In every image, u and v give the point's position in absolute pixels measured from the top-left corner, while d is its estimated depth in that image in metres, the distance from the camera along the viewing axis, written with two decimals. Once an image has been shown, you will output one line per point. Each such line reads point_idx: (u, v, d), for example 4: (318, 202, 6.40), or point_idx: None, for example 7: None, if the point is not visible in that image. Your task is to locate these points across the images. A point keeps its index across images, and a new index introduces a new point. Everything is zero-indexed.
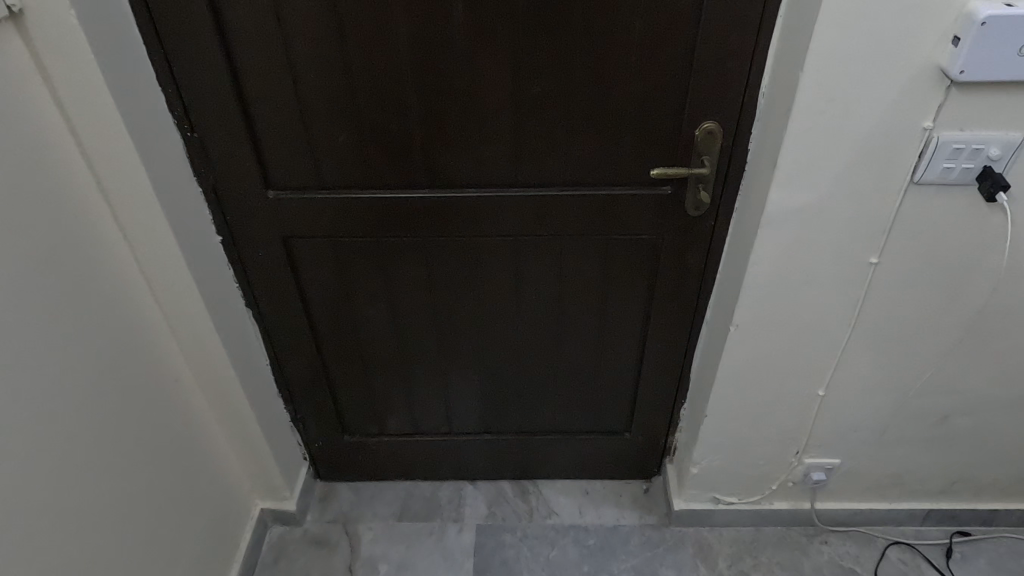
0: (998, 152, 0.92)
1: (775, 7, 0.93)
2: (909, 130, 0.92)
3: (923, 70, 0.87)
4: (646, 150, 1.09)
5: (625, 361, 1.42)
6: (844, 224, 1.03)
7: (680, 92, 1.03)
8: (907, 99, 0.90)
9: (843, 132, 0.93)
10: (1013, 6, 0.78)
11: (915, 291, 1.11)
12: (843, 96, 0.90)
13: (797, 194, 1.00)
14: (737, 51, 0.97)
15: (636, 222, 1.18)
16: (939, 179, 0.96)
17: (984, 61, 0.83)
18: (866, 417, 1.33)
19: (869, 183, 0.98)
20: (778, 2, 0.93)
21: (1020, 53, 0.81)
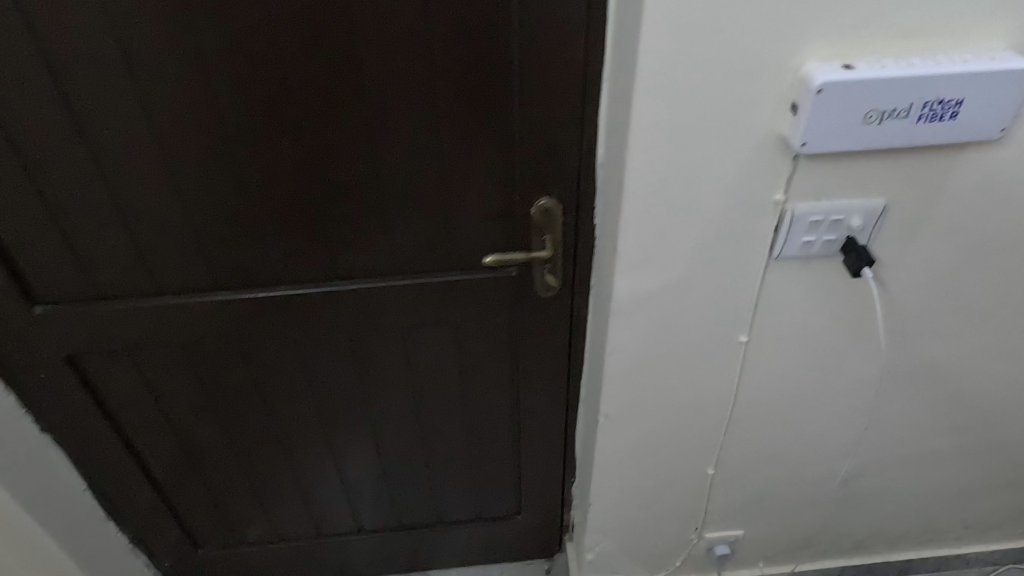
0: (858, 223, 0.82)
1: (598, 70, 0.80)
2: (759, 205, 0.80)
3: (765, 140, 0.75)
4: (479, 232, 0.94)
5: (503, 446, 1.27)
6: (705, 307, 0.91)
7: (508, 167, 0.88)
8: (752, 173, 0.77)
9: (687, 212, 0.80)
10: (851, 70, 0.67)
11: (794, 363, 1.00)
12: (679, 172, 0.77)
13: (646, 280, 0.86)
14: (562, 119, 0.84)
15: (484, 308, 1.03)
16: (799, 254, 0.85)
17: (827, 132, 0.70)
18: (763, 487, 1.22)
19: (726, 262, 0.86)
20: (600, 65, 0.80)
21: (867, 120, 0.69)
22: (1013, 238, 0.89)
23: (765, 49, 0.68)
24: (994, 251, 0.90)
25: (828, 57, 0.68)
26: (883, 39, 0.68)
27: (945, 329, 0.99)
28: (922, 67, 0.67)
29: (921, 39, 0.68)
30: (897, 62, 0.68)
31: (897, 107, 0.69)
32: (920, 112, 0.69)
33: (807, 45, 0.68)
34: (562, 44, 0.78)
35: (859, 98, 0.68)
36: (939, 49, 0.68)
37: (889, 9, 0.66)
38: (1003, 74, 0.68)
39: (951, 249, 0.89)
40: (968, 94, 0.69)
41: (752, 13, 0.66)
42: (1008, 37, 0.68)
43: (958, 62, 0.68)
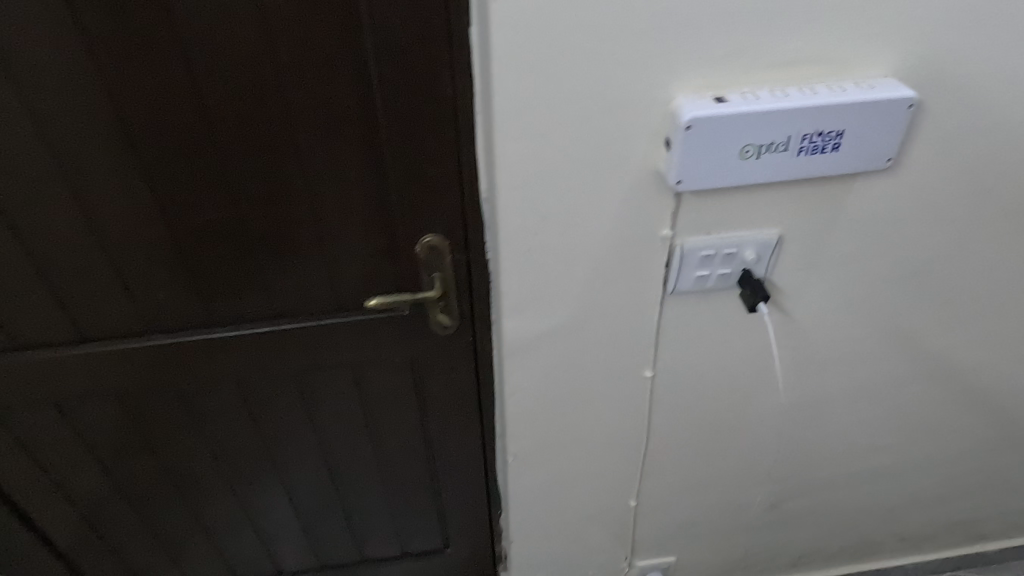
0: (752, 257, 0.77)
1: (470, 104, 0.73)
2: (647, 240, 0.76)
3: (643, 175, 0.70)
4: (362, 272, 0.88)
5: (420, 481, 1.21)
6: (604, 343, 0.86)
7: (385, 204, 0.82)
8: (634, 207, 0.73)
9: (570, 250, 0.75)
10: (721, 103, 0.63)
11: (705, 393, 0.96)
12: (555, 212, 0.72)
13: (536, 320, 0.81)
14: (435, 154, 0.77)
15: (378, 347, 0.96)
16: (694, 288, 0.80)
17: (704, 169, 0.65)
18: (690, 515, 1.18)
19: (619, 299, 0.81)
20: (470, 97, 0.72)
21: (743, 154, 0.65)
22: (915, 262, 0.86)
23: (632, 83, 0.63)
24: (898, 275, 0.87)
25: (699, 89, 0.64)
26: (755, 68, 0.63)
27: (856, 353, 0.96)
28: (798, 98, 0.63)
29: (795, 67, 0.64)
30: (771, 92, 0.64)
31: (775, 141, 0.64)
32: (800, 145, 0.65)
33: (675, 77, 0.63)
34: (425, 76, 0.71)
35: (733, 133, 0.63)
36: (815, 76, 0.65)
37: (759, 37, 0.61)
38: (884, 103, 0.64)
39: (853, 275, 0.85)
40: (849, 125, 0.65)
41: (612, 45, 0.60)
42: (882, 62, 0.65)
43: (836, 91, 0.64)
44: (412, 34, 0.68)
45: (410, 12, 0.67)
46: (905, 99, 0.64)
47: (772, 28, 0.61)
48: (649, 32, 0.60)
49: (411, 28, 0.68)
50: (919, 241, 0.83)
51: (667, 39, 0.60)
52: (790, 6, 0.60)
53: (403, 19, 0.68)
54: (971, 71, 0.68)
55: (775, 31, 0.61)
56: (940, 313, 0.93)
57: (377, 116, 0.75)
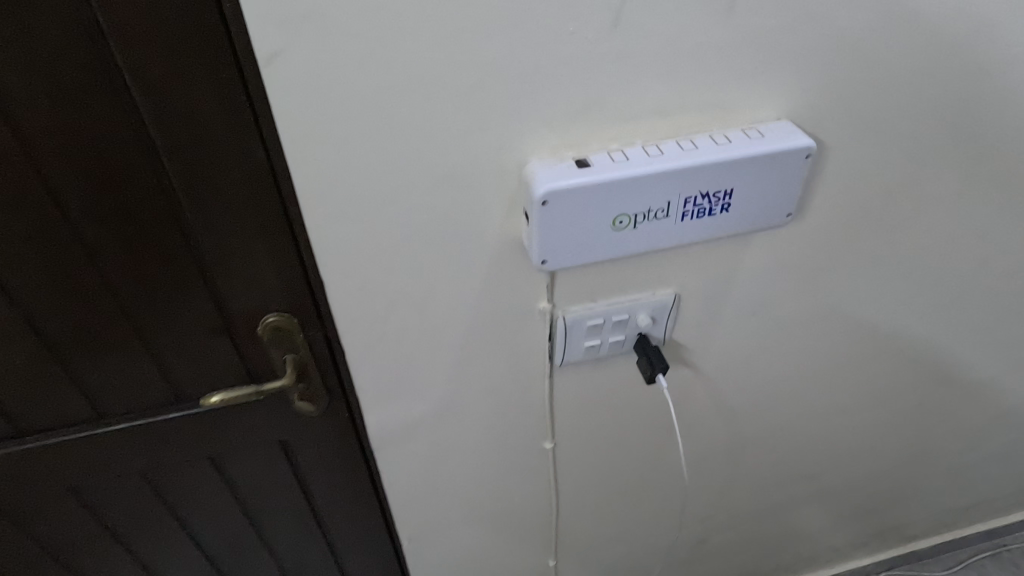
0: (646, 321, 0.67)
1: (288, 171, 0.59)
2: (521, 315, 0.64)
3: (504, 248, 0.58)
4: (197, 358, 0.73)
5: (316, 565, 1.07)
6: (490, 421, 0.75)
7: (208, 286, 0.67)
8: (501, 283, 0.61)
9: (430, 334, 0.64)
10: (583, 170, 0.51)
11: (614, 455, 0.86)
12: (404, 295, 0.60)
13: (405, 408, 0.70)
14: (258, 230, 0.63)
15: (234, 435, 0.83)
16: (585, 358, 0.69)
17: (571, 246, 0.54)
18: (613, 564, 1.09)
19: (499, 375, 0.70)
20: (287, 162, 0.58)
21: (616, 226, 0.54)
22: (828, 302, 0.77)
23: (467, 147, 0.51)
24: (811, 316, 0.78)
25: (553, 150, 0.53)
26: (618, 121, 0.53)
27: (774, 394, 0.87)
28: (675, 157, 0.52)
29: (667, 116, 0.53)
30: (643, 151, 0.53)
31: (653, 208, 0.53)
32: (683, 210, 0.54)
33: (520, 138, 0.51)
34: (228, 147, 0.56)
35: (601, 204, 0.52)
36: (693, 126, 0.55)
37: (616, 86, 0.50)
38: (777, 155, 0.53)
39: (764, 323, 0.76)
40: (739, 183, 0.54)
41: (435, 106, 0.49)
42: (772, 103, 0.55)
43: (720, 145, 0.53)
44: (200, 98, 0.53)
45: (192, 72, 0.52)
46: (801, 149, 0.54)
47: (631, 74, 0.50)
48: (476, 88, 0.48)
49: (197, 91, 0.53)
50: (832, 280, 0.75)
51: (500, 95, 0.49)
52: (649, 48, 0.49)
53: (185, 82, 0.52)
54: (871, 102, 0.58)
55: (635, 78, 0.50)
56: (859, 346, 0.85)
57: (177, 195, 0.60)
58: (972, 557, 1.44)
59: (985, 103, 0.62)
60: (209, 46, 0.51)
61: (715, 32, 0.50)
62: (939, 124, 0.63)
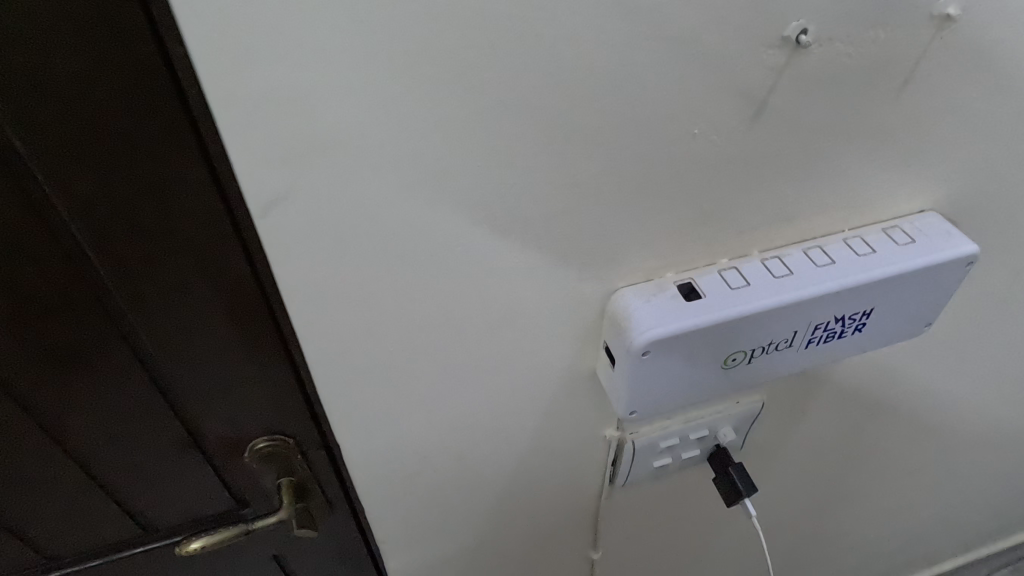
0: (729, 437, 0.55)
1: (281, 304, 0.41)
2: (581, 444, 0.52)
3: (570, 383, 0.45)
4: (165, 486, 0.59)
5: None
6: (532, 546, 0.62)
7: (174, 419, 0.52)
8: (561, 418, 0.48)
9: (473, 478, 0.50)
10: (692, 305, 0.38)
11: (668, 559, 0.74)
12: (442, 446, 0.46)
13: (433, 548, 0.57)
14: (250, 375, 0.48)
15: (218, 559, 0.69)
16: (650, 476, 0.57)
17: (668, 392, 0.41)
18: None
19: (549, 505, 0.57)
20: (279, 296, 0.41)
21: (727, 364, 0.41)
22: (934, 401, 0.65)
23: (537, 280, 0.38)
24: (914, 411, 0.65)
25: (649, 273, 0.39)
26: (733, 232, 0.40)
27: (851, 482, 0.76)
28: (809, 278, 0.39)
29: (791, 221, 0.40)
30: (765, 270, 0.40)
31: (776, 341, 0.41)
32: (809, 338, 0.42)
33: (608, 264, 0.38)
34: (209, 293, 0.40)
35: (713, 344, 0.39)
36: (822, 227, 0.42)
37: (737, 193, 0.37)
38: (932, 267, 0.41)
39: (855, 421, 0.64)
40: (881, 301, 0.42)
41: (500, 237, 0.35)
42: (920, 195, 0.42)
43: (862, 256, 0.41)
44: (170, 240, 0.37)
45: (157, 212, 0.35)
46: (962, 258, 0.41)
47: (758, 177, 0.37)
48: (557, 211, 0.35)
49: (167, 231, 0.36)
50: (951, 377, 0.62)
51: (587, 217, 0.36)
52: (788, 145, 0.36)
53: (146, 221, 0.36)
54: None
55: (763, 182, 0.37)
56: (955, 434, 0.73)
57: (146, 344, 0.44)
58: None
59: None
60: (177, 174, 0.33)
61: (873, 121, 0.37)
62: None
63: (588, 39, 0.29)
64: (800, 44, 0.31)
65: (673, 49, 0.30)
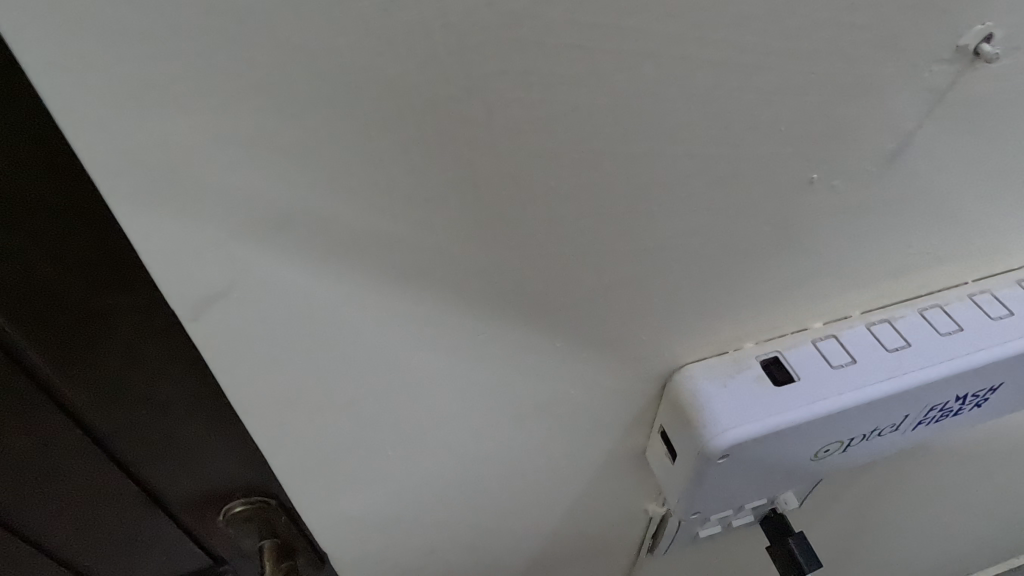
0: (792, 504, 0.46)
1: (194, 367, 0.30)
2: (617, 522, 0.43)
3: (611, 468, 0.36)
4: (120, 544, 0.50)
5: None
6: None
7: (119, 477, 0.43)
8: (595, 502, 0.39)
9: (486, 563, 0.42)
10: (784, 390, 0.29)
11: None
12: (451, 538, 0.37)
13: None
14: (182, 459, 0.37)
15: None
16: (693, 544, 0.49)
17: (739, 489, 0.32)
18: None
19: None
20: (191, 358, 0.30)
21: (816, 456, 0.32)
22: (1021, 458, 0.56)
23: (580, 361, 0.29)
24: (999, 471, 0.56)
25: (724, 346, 0.30)
26: (835, 292, 0.30)
27: (924, 548, 0.65)
28: (932, 351, 0.30)
29: (908, 275, 0.31)
30: (872, 339, 0.31)
31: (882, 428, 0.32)
32: (919, 421, 0.33)
33: (673, 338, 0.29)
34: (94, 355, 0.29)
35: (806, 438, 0.30)
36: (941, 280, 0.32)
37: (851, 249, 0.28)
38: None
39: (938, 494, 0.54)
40: (1014, 376, 0.33)
41: (535, 314, 0.26)
42: None
43: (994, 320, 0.31)
44: (21, 291, 0.26)
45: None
46: None
47: (880, 228, 0.28)
48: (614, 282, 0.25)
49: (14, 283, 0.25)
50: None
51: (653, 286, 0.26)
52: (926, 188, 0.26)
53: None
54: None
55: (885, 234, 0.28)
56: None
57: (74, 424, 0.34)
58: None
59: None
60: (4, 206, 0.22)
61: None
62: None
63: (687, 55, 0.19)
64: (979, 56, 0.22)
65: (806, 69, 0.20)
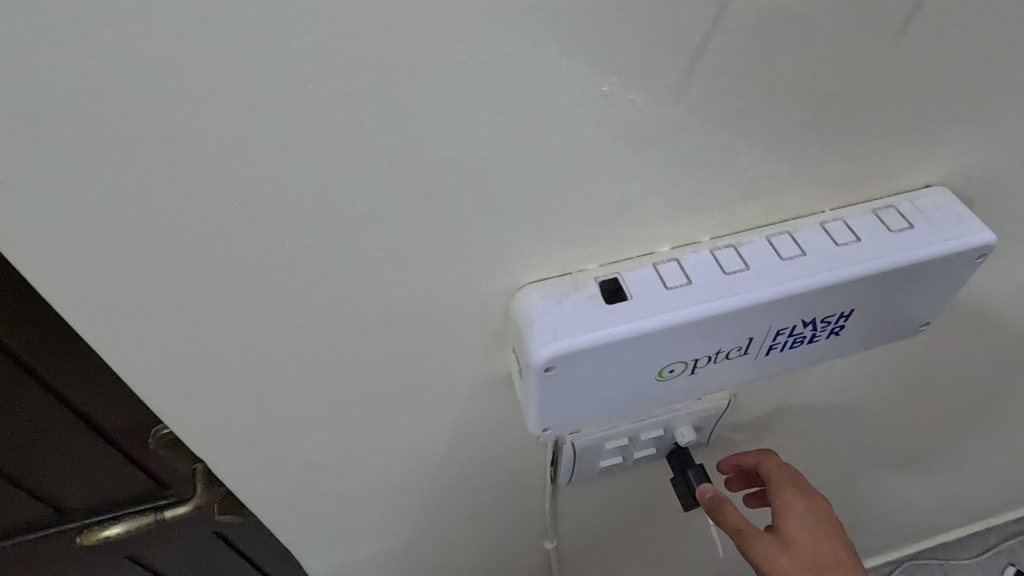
0: (688, 438, 0.48)
1: None
2: (512, 447, 0.45)
3: (485, 390, 0.38)
4: (53, 469, 0.53)
5: None
6: (472, 540, 0.56)
7: (23, 396, 0.45)
8: (480, 426, 0.41)
9: (383, 485, 0.44)
10: (614, 309, 0.30)
11: (633, 545, 0.68)
12: (335, 458, 0.39)
13: (354, 549, 0.51)
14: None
15: (143, 541, 0.63)
16: (599, 474, 0.51)
17: (590, 408, 0.34)
18: None
19: (486, 505, 0.51)
20: None
21: (663, 375, 0.33)
22: (923, 381, 0.58)
23: (417, 278, 0.30)
24: (901, 390, 0.59)
25: (564, 267, 0.31)
26: (673, 216, 0.31)
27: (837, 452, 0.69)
28: (770, 276, 0.31)
29: (751, 199, 0.32)
30: (714, 263, 0.32)
31: (726, 348, 0.33)
32: (768, 343, 0.34)
33: (509, 258, 0.30)
34: None
35: (643, 356, 0.31)
36: (793, 207, 0.33)
37: (675, 169, 0.29)
38: (935, 259, 0.32)
39: (833, 407, 0.57)
40: (865, 302, 0.33)
41: (354, 226, 0.27)
42: (929, 167, 0.33)
43: (841, 247, 0.32)
44: None
45: None
46: (975, 249, 0.32)
47: (704, 149, 0.28)
48: (428, 194, 0.26)
49: None
50: (947, 356, 0.54)
51: (470, 201, 0.27)
52: (744, 107, 0.27)
53: None
54: None
55: (709, 156, 0.29)
56: (944, 407, 0.67)
57: None
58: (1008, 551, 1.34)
59: None
60: None
61: (861, 75, 0.27)
62: None
63: None
64: None
65: None
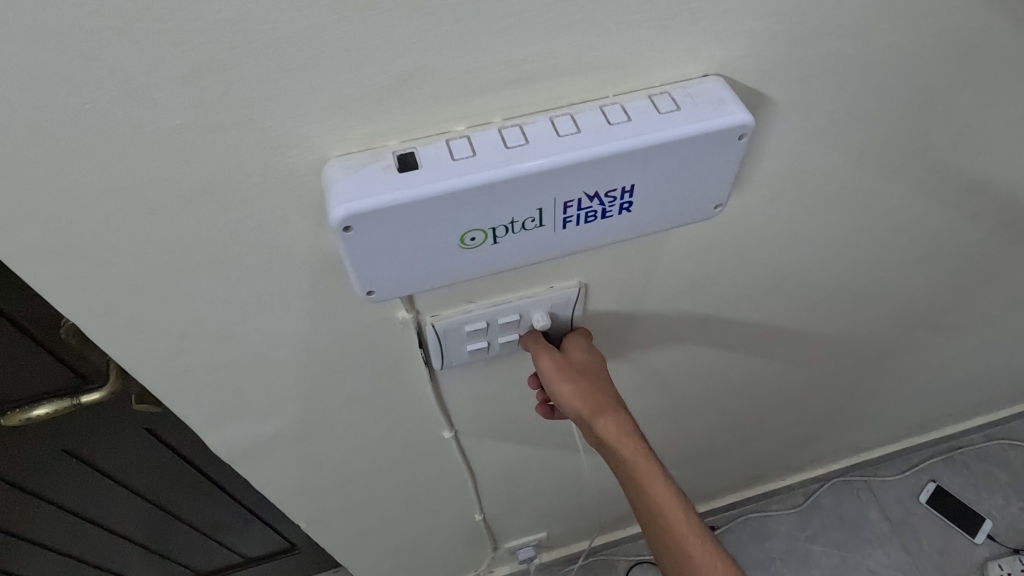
0: (542, 323, 0.53)
1: None
2: (377, 328, 0.50)
3: (328, 264, 0.43)
4: None
5: (211, 517, 0.99)
6: (369, 423, 0.62)
7: None
8: (337, 301, 0.46)
9: (257, 359, 0.49)
10: (405, 176, 0.35)
11: (532, 430, 0.76)
12: (202, 327, 0.44)
13: (253, 424, 0.57)
14: None
15: (73, 429, 0.68)
16: (470, 359, 0.56)
17: (408, 273, 0.39)
18: (551, 508, 1.03)
19: (370, 385, 0.57)
20: None
21: (466, 243, 0.38)
22: (778, 274, 0.63)
23: (229, 145, 0.34)
24: (760, 286, 0.64)
25: (366, 143, 0.36)
26: (457, 96, 0.36)
27: (720, 351, 0.76)
28: (544, 148, 0.36)
29: (529, 83, 0.36)
30: (499, 139, 0.36)
31: (517, 216, 0.38)
32: (559, 215, 0.39)
33: (309, 129, 0.34)
34: None
35: (437, 222, 0.36)
36: (575, 91, 0.37)
37: (443, 46, 0.33)
38: (698, 137, 0.37)
39: (695, 301, 0.63)
40: (643, 178, 0.38)
41: (153, 92, 0.31)
42: (699, 57, 0.38)
43: (612, 125, 0.37)
44: None
45: None
46: (733, 128, 0.37)
47: (468, 29, 0.33)
48: (214, 62, 0.31)
49: None
50: (793, 249, 0.60)
51: (255, 70, 0.31)
52: None
53: None
54: (852, 45, 0.41)
55: (471, 36, 0.33)
56: (815, 307, 0.73)
57: None
58: (927, 462, 1.44)
59: (986, 47, 0.45)
60: None
61: None
62: (921, 79, 0.46)
63: None
64: None
65: None
